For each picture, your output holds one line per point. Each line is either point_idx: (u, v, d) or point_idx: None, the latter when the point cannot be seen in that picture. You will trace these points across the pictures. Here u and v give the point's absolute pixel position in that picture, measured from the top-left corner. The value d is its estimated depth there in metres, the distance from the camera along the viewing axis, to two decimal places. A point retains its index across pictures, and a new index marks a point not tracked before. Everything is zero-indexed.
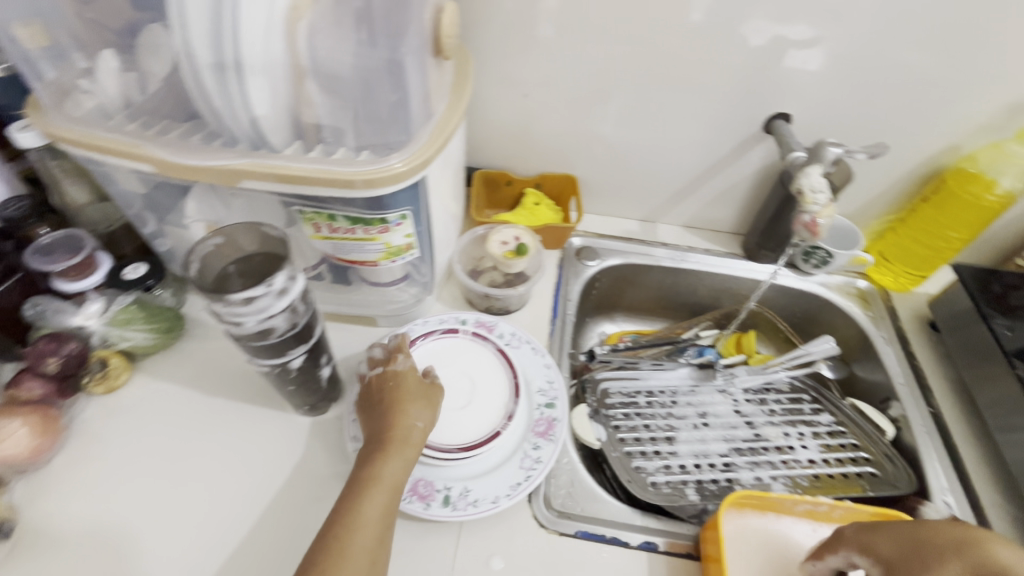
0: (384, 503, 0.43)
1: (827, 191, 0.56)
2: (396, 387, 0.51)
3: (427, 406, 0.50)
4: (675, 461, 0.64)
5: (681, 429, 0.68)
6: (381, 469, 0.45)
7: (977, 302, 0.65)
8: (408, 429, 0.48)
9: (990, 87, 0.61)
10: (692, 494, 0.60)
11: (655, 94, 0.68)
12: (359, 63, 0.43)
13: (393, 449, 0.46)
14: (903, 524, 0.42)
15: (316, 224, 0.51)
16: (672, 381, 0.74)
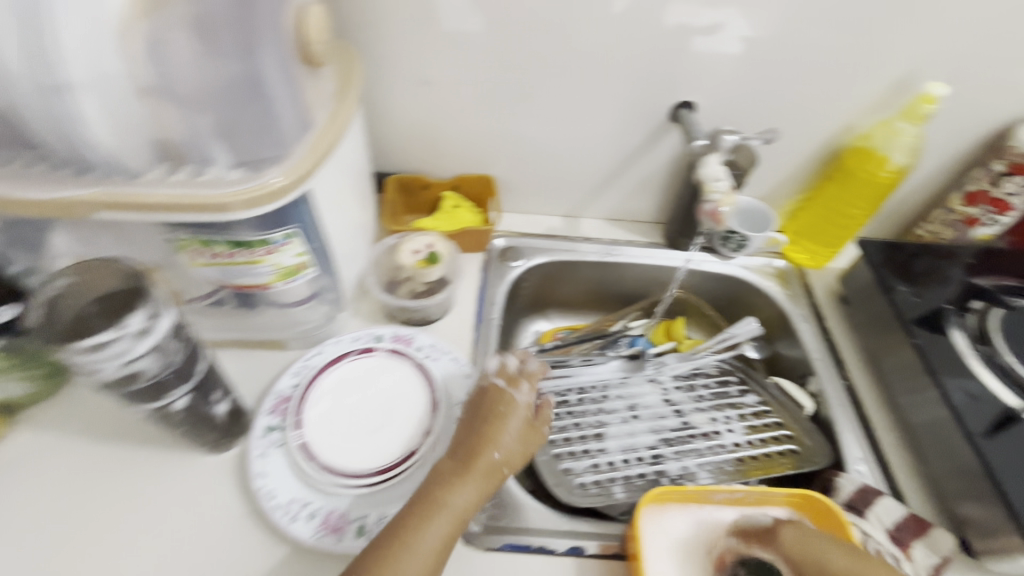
0: (444, 535, 0.43)
1: (727, 178, 0.56)
2: (499, 414, 0.49)
3: (520, 444, 0.49)
4: (604, 459, 0.64)
5: (611, 425, 0.68)
6: (454, 497, 0.44)
7: (880, 275, 0.67)
8: (493, 464, 0.47)
9: (874, 66, 0.64)
10: (620, 492, 0.60)
11: (561, 90, 0.68)
12: (210, 76, 0.40)
13: (473, 478, 0.45)
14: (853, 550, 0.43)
15: (195, 251, 0.48)
16: (605, 377, 0.75)
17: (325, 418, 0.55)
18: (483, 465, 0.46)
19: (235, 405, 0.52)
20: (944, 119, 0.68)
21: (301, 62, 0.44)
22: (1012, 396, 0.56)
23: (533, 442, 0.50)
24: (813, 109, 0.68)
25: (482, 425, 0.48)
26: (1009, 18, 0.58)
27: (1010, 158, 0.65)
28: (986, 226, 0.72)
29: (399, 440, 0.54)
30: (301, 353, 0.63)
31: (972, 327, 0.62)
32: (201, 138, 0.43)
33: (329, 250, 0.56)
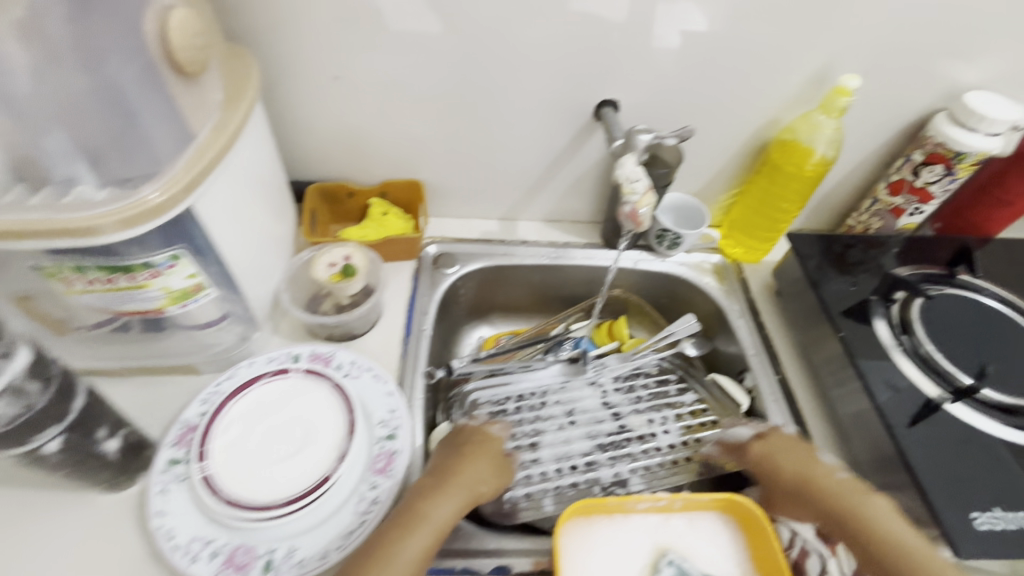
0: (425, 545, 0.45)
1: (644, 179, 0.55)
2: (477, 443, 0.54)
3: (493, 470, 0.53)
4: (536, 470, 0.61)
5: (546, 433, 0.65)
6: (433, 509, 0.47)
7: (808, 269, 0.68)
8: (470, 481, 0.50)
9: (792, 60, 0.63)
10: (549, 504, 0.59)
11: (482, 91, 0.65)
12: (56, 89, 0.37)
13: (450, 491, 0.49)
14: (798, 453, 0.54)
15: (67, 279, 0.44)
16: (544, 381, 0.72)
17: (233, 447, 0.52)
18: (461, 480, 0.50)
19: (131, 440, 0.49)
20: (865, 110, 0.68)
21: (167, 72, 0.41)
22: (931, 386, 0.57)
23: (506, 470, 0.54)
24: (737, 105, 0.67)
25: (461, 450, 0.53)
26: (918, 9, 0.58)
27: (927, 148, 0.66)
28: (910, 215, 0.73)
29: (312, 467, 0.51)
30: (215, 376, 0.59)
31: (895, 317, 0.63)
32: (60, 157, 0.40)
33: (231, 268, 0.53)
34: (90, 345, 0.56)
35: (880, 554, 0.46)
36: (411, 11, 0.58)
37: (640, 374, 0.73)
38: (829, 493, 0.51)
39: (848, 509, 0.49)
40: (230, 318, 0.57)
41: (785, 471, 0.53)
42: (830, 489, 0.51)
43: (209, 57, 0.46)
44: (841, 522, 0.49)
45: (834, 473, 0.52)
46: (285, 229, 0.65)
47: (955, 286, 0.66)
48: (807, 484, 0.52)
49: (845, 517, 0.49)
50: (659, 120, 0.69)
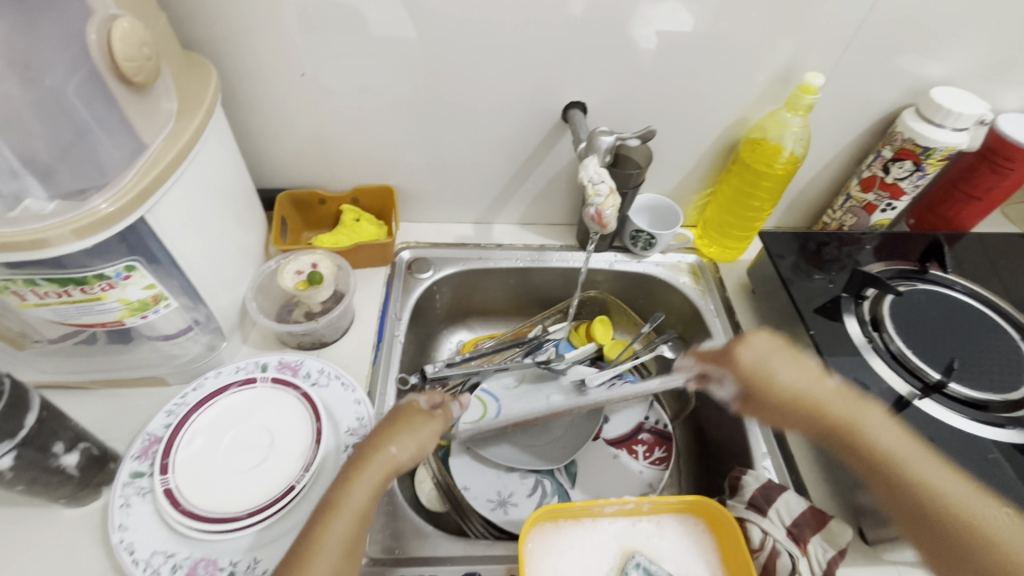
0: (343, 535, 0.40)
1: (608, 180, 0.55)
2: (394, 413, 0.48)
3: (419, 431, 0.47)
4: None
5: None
6: (348, 497, 0.42)
7: (779, 268, 0.68)
8: (383, 456, 0.44)
9: (759, 58, 0.63)
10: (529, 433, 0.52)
11: (449, 95, 0.65)
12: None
13: (368, 474, 0.43)
14: (785, 364, 0.50)
15: (18, 293, 0.43)
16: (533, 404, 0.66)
17: (197, 459, 0.51)
18: (378, 458, 0.44)
19: (92, 454, 0.48)
20: (834, 107, 0.68)
21: (113, 83, 0.41)
22: (902, 382, 0.57)
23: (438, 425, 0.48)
24: (706, 104, 0.67)
25: (376, 427, 0.47)
26: (881, 6, 0.58)
27: (896, 143, 0.66)
28: (883, 211, 0.73)
29: (275, 478, 0.50)
30: (183, 387, 0.59)
31: (866, 314, 0.63)
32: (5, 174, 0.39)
33: (192, 278, 0.53)
34: (54, 359, 0.55)
35: (891, 473, 0.44)
36: (373, 17, 0.57)
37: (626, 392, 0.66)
38: (830, 405, 0.48)
39: (853, 423, 0.46)
40: (195, 326, 0.56)
41: (781, 384, 0.49)
42: (835, 406, 0.48)
43: (159, 66, 0.45)
44: (849, 437, 0.46)
45: (825, 380, 0.49)
46: (252, 237, 0.65)
47: (927, 282, 0.66)
48: (798, 398, 0.48)
49: (849, 431, 0.46)
50: (629, 120, 0.69)
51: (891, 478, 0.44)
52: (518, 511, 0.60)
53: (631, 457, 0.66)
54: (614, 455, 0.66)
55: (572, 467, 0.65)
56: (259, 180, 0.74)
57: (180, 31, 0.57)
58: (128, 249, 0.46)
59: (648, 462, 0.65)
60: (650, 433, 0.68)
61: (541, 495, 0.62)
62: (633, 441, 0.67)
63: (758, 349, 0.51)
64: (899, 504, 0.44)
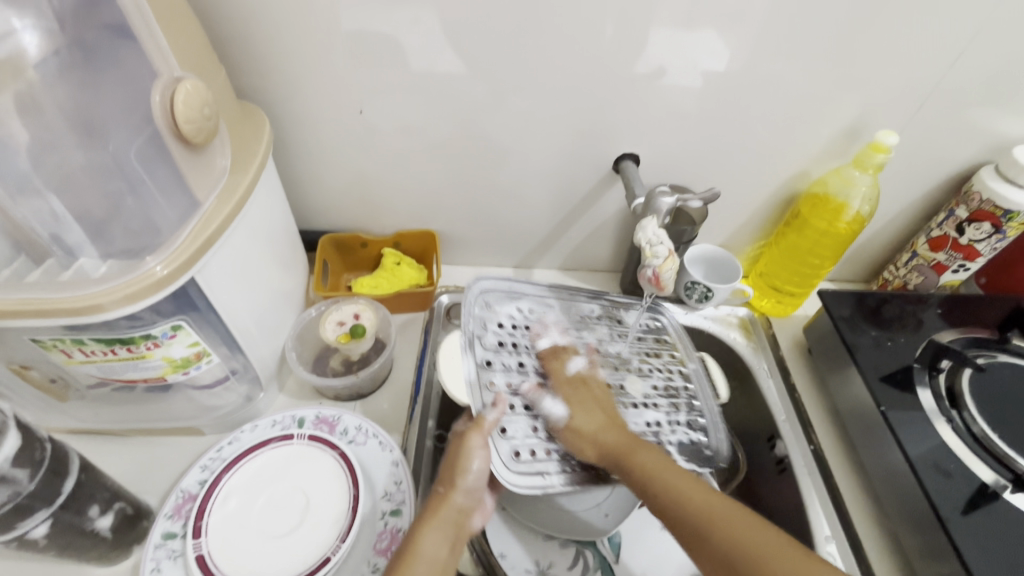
0: None
1: (666, 242, 0.53)
2: (454, 446, 0.48)
3: (463, 458, 0.47)
4: (543, 422, 0.53)
5: (555, 378, 0.57)
6: (424, 546, 0.43)
7: (841, 331, 0.64)
8: (453, 500, 0.46)
9: (825, 113, 0.60)
10: (555, 469, 0.51)
11: (496, 145, 0.64)
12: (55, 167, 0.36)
13: (434, 522, 0.44)
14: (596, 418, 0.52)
15: (64, 350, 0.43)
16: (530, 316, 0.61)
17: (232, 520, 0.50)
18: (438, 506, 0.45)
19: (127, 513, 0.47)
20: (901, 162, 0.65)
21: (172, 144, 0.40)
22: (987, 470, 0.52)
23: (469, 439, 0.48)
24: (764, 157, 0.65)
25: (444, 464, 0.48)
26: (960, 62, 0.55)
27: (972, 204, 0.62)
28: (954, 271, 0.68)
29: (311, 544, 0.49)
30: (218, 439, 0.57)
31: (941, 388, 0.58)
32: (48, 220, 0.38)
33: (235, 331, 0.52)
34: (93, 407, 0.55)
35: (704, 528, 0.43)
36: (427, 69, 0.57)
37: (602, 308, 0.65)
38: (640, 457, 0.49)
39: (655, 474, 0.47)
40: (234, 376, 0.55)
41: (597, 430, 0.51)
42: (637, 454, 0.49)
43: (217, 125, 0.45)
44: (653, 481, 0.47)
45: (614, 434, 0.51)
46: (294, 283, 0.64)
47: (1009, 353, 0.61)
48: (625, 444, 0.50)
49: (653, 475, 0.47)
50: (681, 171, 0.66)
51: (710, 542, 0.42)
52: None
53: None
54: (660, 527, 0.62)
55: (616, 537, 0.61)
56: (302, 221, 0.74)
57: (235, 79, 0.57)
58: (176, 307, 0.45)
59: None
60: None
61: (582, 568, 0.58)
62: None
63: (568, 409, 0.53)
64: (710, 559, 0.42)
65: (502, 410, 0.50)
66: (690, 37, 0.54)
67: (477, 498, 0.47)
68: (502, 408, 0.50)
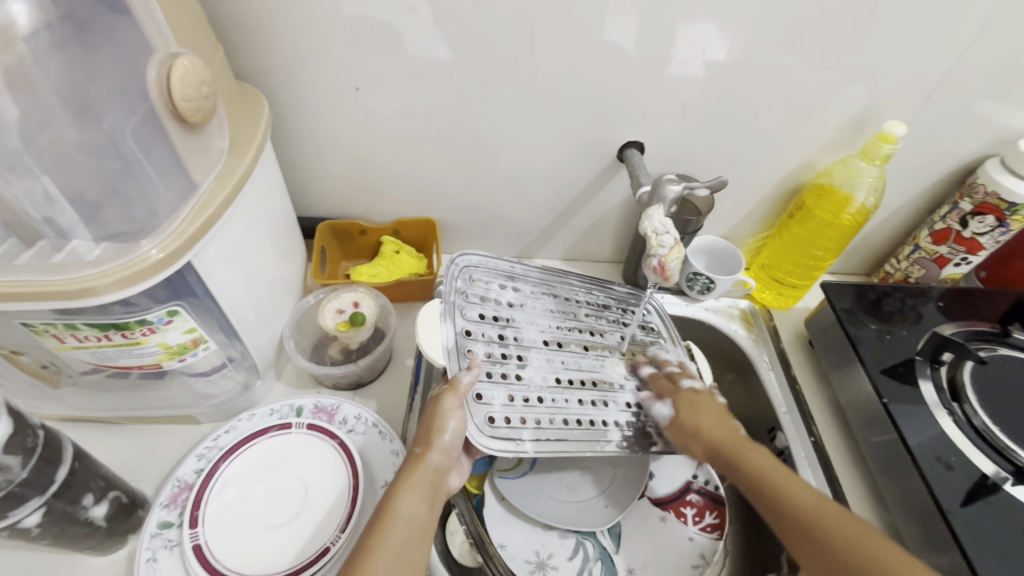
0: (401, 540, 0.42)
1: (672, 231, 0.53)
2: (428, 406, 0.48)
3: (439, 420, 0.47)
4: (520, 393, 0.52)
5: (532, 350, 0.54)
6: (397, 506, 0.43)
7: (843, 324, 0.63)
8: (429, 460, 0.46)
9: (832, 103, 0.59)
10: (529, 439, 0.49)
11: (500, 132, 0.63)
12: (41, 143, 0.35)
13: (410, 483, 0.45)
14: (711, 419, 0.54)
15: (56, 335, 0.42)
16: (512, 287, 0.58)
17: (229, 510, 0.49)
18: (414, 466, 0.46)
19: (121, 502, 0.46)
20: (907, 155, 0.64)
21: (168, 123, 0.39)
22: (988, 462, 0.52)
23: (445, 401, 0.47)
24: (769, 148, 0.64)
25: (420, 424, 0.48)
26: (971, 53, 0.54)
27: (977, 197, 0.62)
28: (956, 265, 0.68)
29: (311, 533, 0.48)
30: (215, 427, 0.56)
31: (943, 380, 0.58)
32: (40, 201, 0.36)
33: (232, 318, 0.50)
34: (87, 395, 0.54)
35: (805, 521, 0.44)
36: (430, 52, 0.55)
37: (589, 288, 0.63)
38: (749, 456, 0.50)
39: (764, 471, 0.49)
40: (231, 364, 0.54)
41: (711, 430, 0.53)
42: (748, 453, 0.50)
43: (215, 105, 0.44)
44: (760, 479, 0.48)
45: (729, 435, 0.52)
46: (292, 270, 0.63)
47: (1008, 346, 0.61)
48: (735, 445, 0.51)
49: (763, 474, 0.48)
50: (686, 161, 0.66)
51: (813, 532, 0.44)
52: None
53: (680, 520, 0.62)
54: (661, 518, 0.62)
55: (617, 528, 0.61)
56: (300, 208, 0.72)
57: (232, 60, 0.56)
58: (172, 293, 0.44)
59: (699, 528, 0.62)
60: (699, 495, 0.64)
61: (582, 559, 0.58)
62: (681, 502, 0.64)
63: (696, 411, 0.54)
64: (812, 550, 0.43)
65: (476, 373, 0.49)
66: (700, 24, 0.53)
67: (453, 459, 0.47)
68: (477, 372, 0.49)
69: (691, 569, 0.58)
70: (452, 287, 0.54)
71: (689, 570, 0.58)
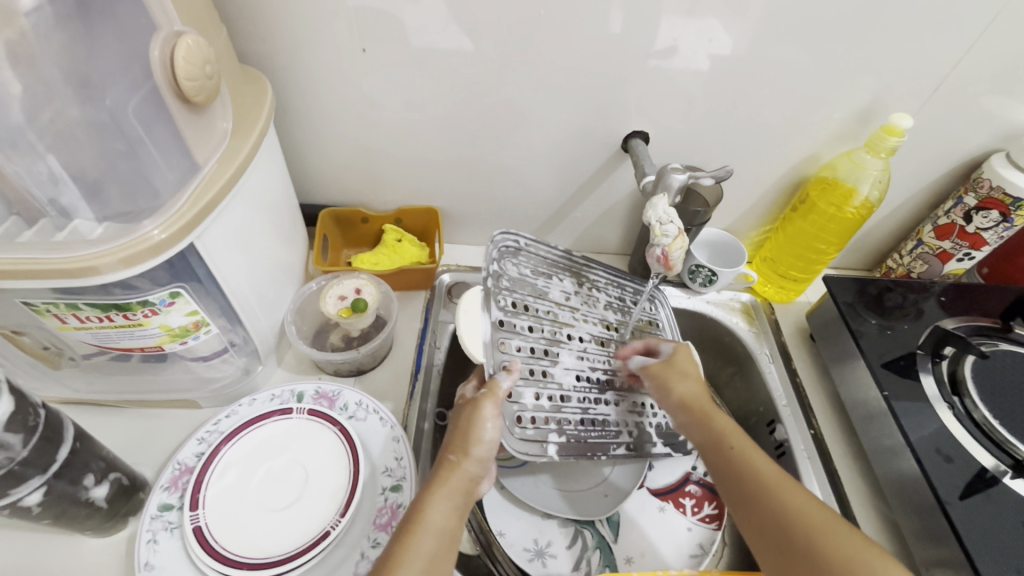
0: (431, 553, 0.40)
1: (676, 221, 0.53)
2: (465, 411, 0.46)
3: (476, 427, 0.45)
4: (549, 392, 0.52)
5: (560, 346, 0.55)
6: (426, 515, 0.41)
7: (845, 318, 0.63)
8: (463, 470, 0.44)
9: (838, 97, 0.59)
10: (555, 441, 0.51)
11: (503, 121, 0.62)
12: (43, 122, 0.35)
13: (443, 490, 0.43)
14: (692, 377, 0.54)
15: (58, 315, 0.42)
16: (541, 276, 0.57)
17: (230, 493, 0.49)
18: (450, 473, 0.44)
19: (122, 484, 0.46)
20: (912, 148, 0.64)
21: (172, 102, 0.39)
22: (988, 455, 0.52)
23: (484, 407, 0.45)
24: (774, 141, 0.64)
25: (455, 429, 0.46)
26: (979, 46, 0.54)
27: (981, 192, 0.61)
28: (959, 260, 0.68)
29: (311, 518, 0.48)
30: (215, 412, 0.56)
31: (944, 374, 0.58)
32: (45, 182, 0.36)
33: (234, 302, 0.50)
34: (88, 377, 0.54)
35: (770, 497, 0.43)
36: (434, 38, 0.55)
37: (609, 281, 0.64)
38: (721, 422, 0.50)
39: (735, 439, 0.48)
40: (232, 349, 0.54)
41: (690, 389, 0.53)
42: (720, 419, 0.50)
43: (218, 85, 0.44)
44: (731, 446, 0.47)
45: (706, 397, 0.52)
46: (294, 256, 0.63)
47: (1009, 341, 0.61)
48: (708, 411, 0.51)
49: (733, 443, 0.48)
50: (690, 153, 0.65)
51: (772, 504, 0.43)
52: (557, 564, 0.56)
53: (679, 511, 0.63)
54: (660, 508, 0.63)
55: (615, 517, 0.61)
56: (302, 194, 0.72)
57: (234, 45, 0.55)
58: (173, 274, 0.44)
59: (697, 518, 0.62)
60: (698, 486, 0.65)
61: (581, 547, 0.58)
62: (680, 493, 0.64)
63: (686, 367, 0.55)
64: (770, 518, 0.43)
65: (514, 377, 0.48)
66: (707, 13, 0.52)
67: (487, 467, 0.45)
68: (516, 375, 0.48)
69: (689, 558, 0.59)
70: (488, 271, 0.53)
71: (687, 559, 0.59)
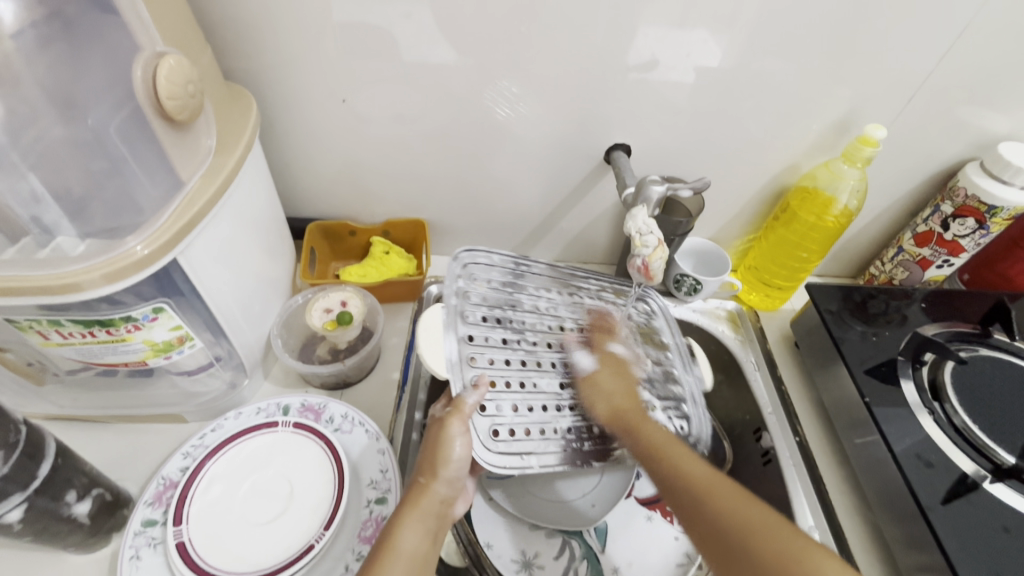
0: None
1: (656, 232, 0.54)
2: (433, 434, 0.47)
3: (446, 448, 0.45)
4: (532, 403, 0.52)
5: (543, 354, 0.55)
6: (398, 540, 0.42)
7: (829, 328, 0.64)
8: (433, 495, 0.44)
9: (814, 108, 0.60)
10: (539, 453, 0.51)
11: (487, 135, 0.63)
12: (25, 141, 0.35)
13: (414, 514, 0.43)
14: (618, 385, 0.54)
15: (41, 332, 0.42)
16: (517, 290, 0.58)
17: (214, 508, 0.49)
18: (420, 496, 0.44)
19: (105, 500, 0.46)
20: (890, 156, 0.65)
21: (155, 119, 0.40)
22: (968, 460, 0.53)
23: (451, 426, 0.46)
24: (755, 152, 0.65)
25: (425, 451, 0.46)
26: (949, 58, 0.55)
27: (957, 200, 0.63)
28: (938, 267, 0.69)
29: (296, 532, 0.48)
30: (201, 426, 0.57)
31: (925, 380, 0.59)
32: (27, 200, 0.37)
33: (219, 317, 0.51)
34: (73, 393, 0.54)
35: (705, 506, 0.42)
36: (417, 54, 0.56)
37: (597, 288, 0.64)
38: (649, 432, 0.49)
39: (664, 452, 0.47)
40: (217, 363, 0.54)
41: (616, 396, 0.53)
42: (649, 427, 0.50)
43: (202, 103, 0.44)
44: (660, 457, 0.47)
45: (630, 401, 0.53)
46: (280, 270, 0.63)
47: (990, 347, 0.62)
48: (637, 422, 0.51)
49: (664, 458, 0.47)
50: (672, 163, 0.66)
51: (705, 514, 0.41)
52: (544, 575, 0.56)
53: (666, 520, 0.63)
54: (647, 518, 0.63)
55: (603, 527, 0.61)
56: (291, 208, 0.73)
57: (220, 62, 0.56)
58: (157, 290, 0.44)
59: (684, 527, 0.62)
60: None
61: (568, 557, 0.58)
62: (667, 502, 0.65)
63: (610, 376, 0.55)
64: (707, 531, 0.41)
65: (482, 393, 0.48)
66: (684, 27, 0.53)
67: (458, 488, 0.46)
68: (481, 390, 0.48)
69: (676, 566, 0.59)
70: (452, 289, 0.54)
71: (674, 568, 0.59)
